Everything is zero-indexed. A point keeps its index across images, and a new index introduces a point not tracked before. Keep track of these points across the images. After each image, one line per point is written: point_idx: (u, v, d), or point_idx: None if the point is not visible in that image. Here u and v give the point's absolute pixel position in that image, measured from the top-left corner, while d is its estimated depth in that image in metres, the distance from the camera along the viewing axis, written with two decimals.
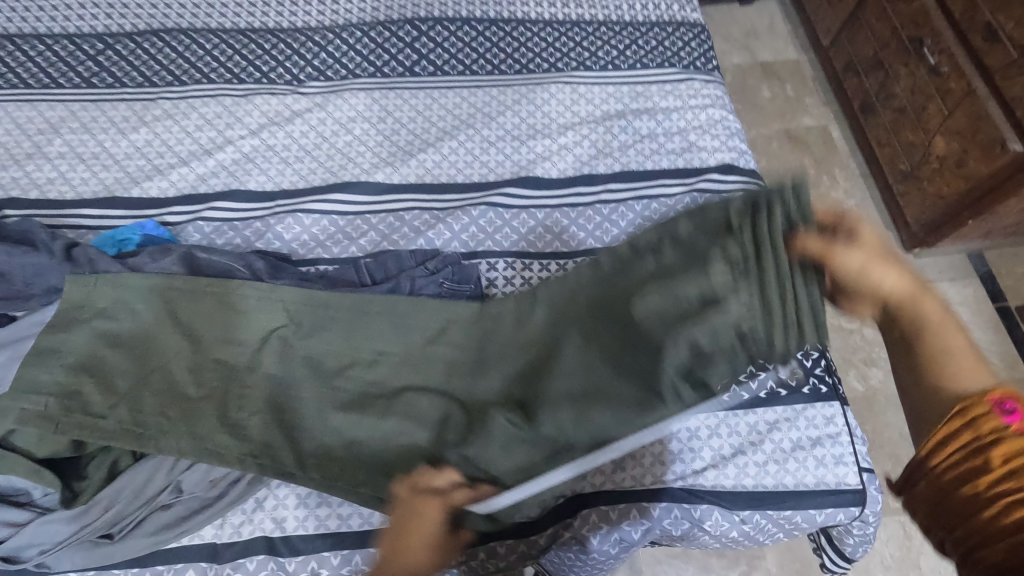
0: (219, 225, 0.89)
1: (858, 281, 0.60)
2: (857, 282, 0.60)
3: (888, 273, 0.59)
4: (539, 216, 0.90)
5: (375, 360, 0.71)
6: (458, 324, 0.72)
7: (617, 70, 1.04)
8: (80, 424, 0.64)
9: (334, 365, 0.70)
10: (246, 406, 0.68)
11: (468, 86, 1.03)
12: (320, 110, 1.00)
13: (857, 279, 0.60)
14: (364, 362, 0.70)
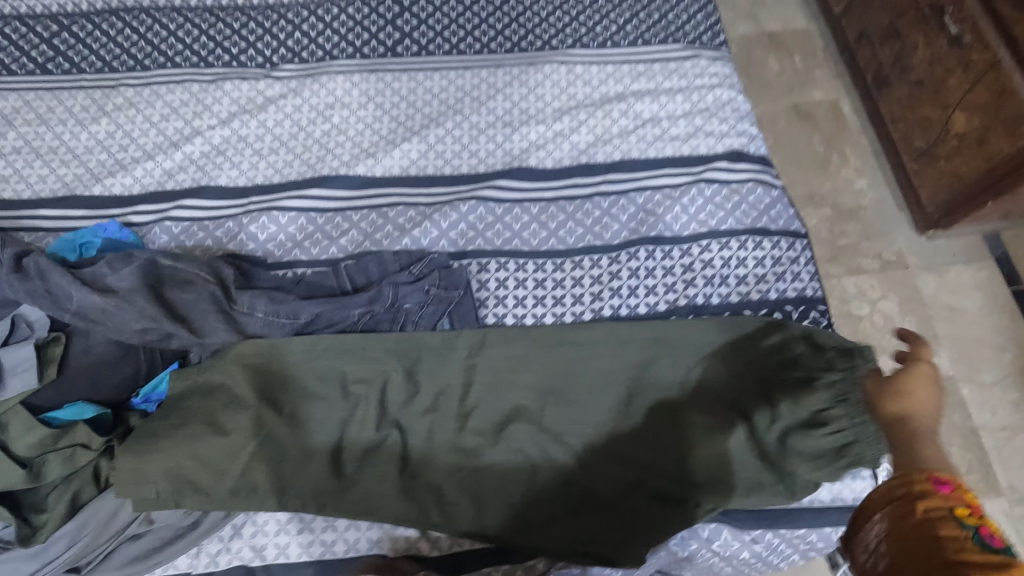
0: (189, 225, 0.83)
1: (898, 394, 0.55)
2: (903, 399, 0.54)
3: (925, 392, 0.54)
4: (533, 210, 0.83)
5: (406, 404, 0.68)
6: (500, 361, 0.71)
7: (616, 47, 0.96)
8: (176, 479, 0.61)
9: (352, 406, 0.67)
10: (235, 438, 0.63)
11: (455, 67, 0.95)
12: (295, 96, 0.93)
13: (896, 387, 0.55)
14: (391, 403, 0.68)
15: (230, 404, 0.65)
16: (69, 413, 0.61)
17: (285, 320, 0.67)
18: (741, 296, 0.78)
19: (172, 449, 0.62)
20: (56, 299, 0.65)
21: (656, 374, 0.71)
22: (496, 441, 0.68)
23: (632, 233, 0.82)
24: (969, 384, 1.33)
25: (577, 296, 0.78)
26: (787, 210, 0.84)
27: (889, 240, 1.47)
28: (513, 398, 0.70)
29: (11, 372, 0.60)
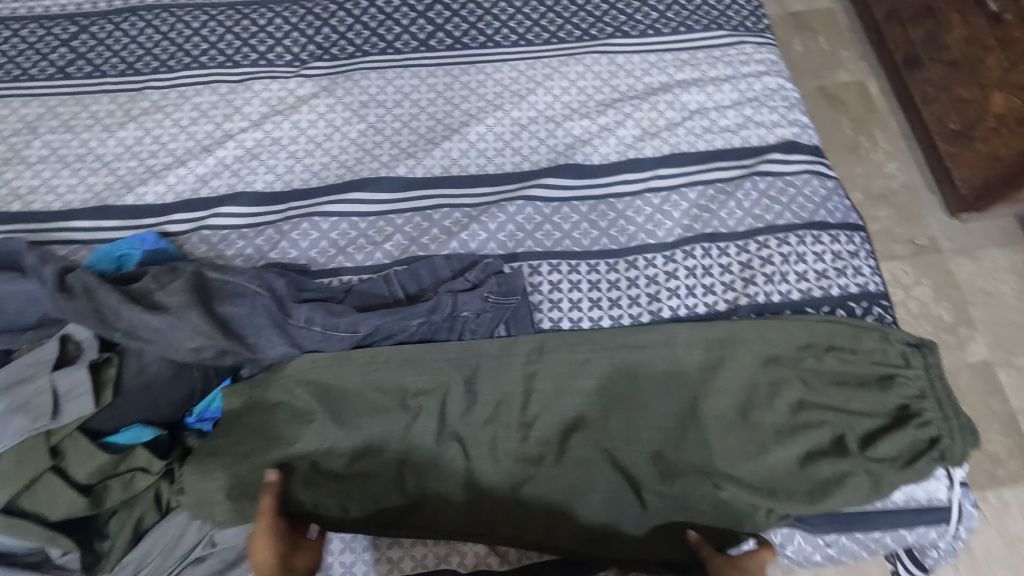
0: (228, 233, 0.80)
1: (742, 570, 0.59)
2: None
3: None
4: (583, 208, 0.81)
5: (468, 414, 0.66)
6: (562, 366, 0.69)
7: (658, 36, 0.92)
8: (240, 496, 0.60)
9: (415, 420, 0.65)
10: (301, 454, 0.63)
11: (492, 61, 0.91)
12: (327, 95, 0.90)
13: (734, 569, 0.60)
14: (452, 415, 0.66)
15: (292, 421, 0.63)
16: (128, 436, 0.60)
17: (344, 333, 0.65)
18: (802, 293, 0.76)
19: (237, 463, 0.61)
20: (104, 318, 0.62)
21: (724, 378, 0.69)
22: (563, 452, 0.66)
23: (686, 230, 0.79)
24: (1007, 369, 1.32)
25: (634, 297, 0.76)
26: (843, 202, 0.82)
27: (922, 224, 1.45)
28: (577, 406, 0.68)
29: (66, 397, 0.57)
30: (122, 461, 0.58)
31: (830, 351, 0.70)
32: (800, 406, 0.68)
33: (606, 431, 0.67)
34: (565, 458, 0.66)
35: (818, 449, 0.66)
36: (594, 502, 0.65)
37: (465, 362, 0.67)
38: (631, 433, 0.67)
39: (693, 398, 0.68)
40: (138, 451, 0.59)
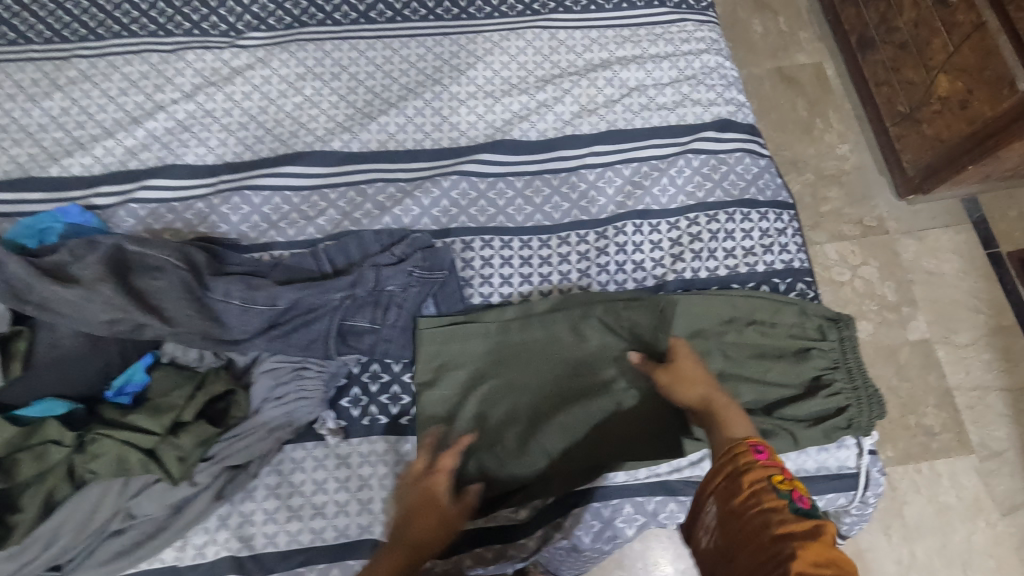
0: (156, 207, 0.79)
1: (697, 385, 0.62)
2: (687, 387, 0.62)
3: (690, 385, 0.62)
4: (518, 184, 0.81)
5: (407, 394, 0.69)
6: (496, 344, 0.70)
7: (600, 12, 0.92)
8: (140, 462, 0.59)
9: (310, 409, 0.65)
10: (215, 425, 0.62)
11: (432, 34, 0.90)
12: (263, 67, 0.88)
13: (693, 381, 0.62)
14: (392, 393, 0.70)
15: (202, 391, 0.63)
16: (40, 408, 0.59)
17: (263, 306, 0.64)
18: (729, 269, 0.77)
19: (141, 430, 0.60)
20: (14, 292, 0.61)
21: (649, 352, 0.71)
22: (491, 426, 0.67)
23: (619, 207, 0.80)
24: (946, 346, 1.36)
25: (565, 272, 0.76)
26: (774, 180, 0.83)
27: (871, 206, 1.48)
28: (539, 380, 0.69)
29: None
30: (35, 433, 0.58)
31: (751, 324, 0.73)
32: (719, 377, 0.70)
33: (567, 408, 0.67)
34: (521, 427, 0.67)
35: None
36: (541, 472, 0.66)
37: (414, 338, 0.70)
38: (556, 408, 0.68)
39: (635, 373, 0.69)
40: (53, 423, 0.58)
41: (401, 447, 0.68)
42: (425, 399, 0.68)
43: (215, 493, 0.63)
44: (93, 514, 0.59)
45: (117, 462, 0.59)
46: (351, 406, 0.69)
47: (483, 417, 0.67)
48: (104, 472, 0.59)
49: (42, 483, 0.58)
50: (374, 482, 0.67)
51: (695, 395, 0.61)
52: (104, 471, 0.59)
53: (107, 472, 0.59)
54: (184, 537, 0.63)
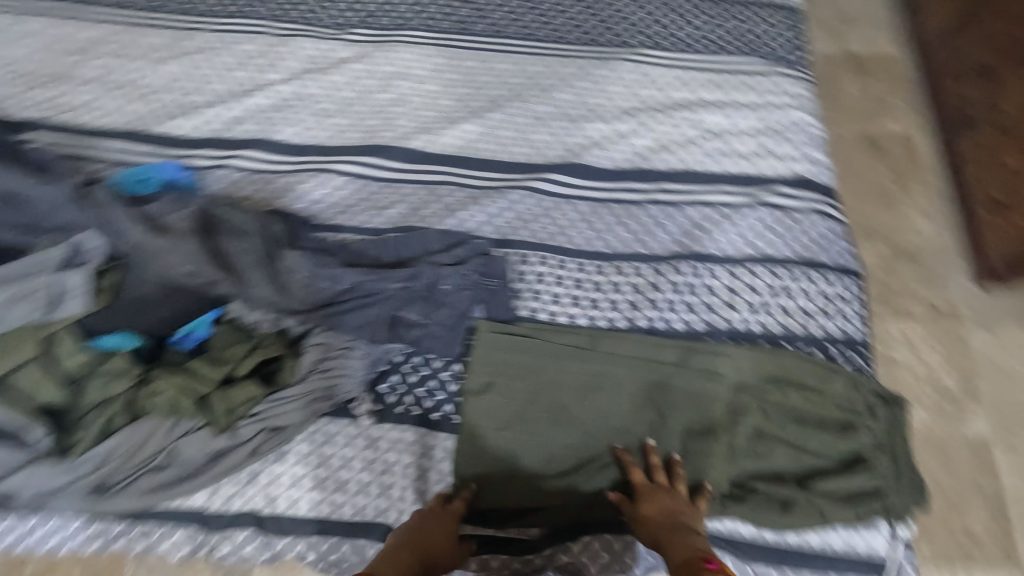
0: (244, 175, 0.85)
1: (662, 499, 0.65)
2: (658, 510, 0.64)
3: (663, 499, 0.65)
4: (583, 208, 0.82)
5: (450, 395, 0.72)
6: (541, 365, 0.72)
7: (692, 54, 0.93)
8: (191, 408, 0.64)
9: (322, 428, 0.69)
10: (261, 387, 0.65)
11: (525, 53, 0.94)
12: (363, 62, 0.93)
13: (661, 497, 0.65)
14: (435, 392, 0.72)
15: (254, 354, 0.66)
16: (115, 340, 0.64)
17: (325, 284, 0.68)
18: (783, 327, 0.76)
19: (195, 379, 0.64)
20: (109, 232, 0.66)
21: (686, 397, 0.71)
22: (522, 444, 0.69)
23: (680, 246, 0.80)
24: (1005, 450, 1.28)
25: (615, 302, 0.77)
26: (844, 246, 0.81)
27: (944, 288, 1.41)
28: (585, 409, 0.70)
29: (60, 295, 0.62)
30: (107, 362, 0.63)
31: (796, 387, 0.71)
32: (756, 435, 0.69)
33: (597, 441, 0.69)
34: (556, 450, 0.69)
35: (764, 477, 0.68)
36: (561, 498, 0.68)
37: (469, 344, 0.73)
38: (588, 439, 0.70)
39: (668, 418, 0.70)
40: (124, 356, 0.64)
41: (427, 441, 0.70)
42: (465, 405, 0.71)
43: (247, 449, 0.66)
44: (138, 446, 0.64)
45: (172, 404, 0.64)
46: (387, 391, 0.71)
47: (516, 433, 0.69)
48: (160, 409, 0.64)
49: (103, 409, 0.63)
50: (397, 469, 0.69)
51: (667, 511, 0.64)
52: (159, 407, 0.64)
53: (161, 411, 0.64)
54: (215, 485, 0.67)
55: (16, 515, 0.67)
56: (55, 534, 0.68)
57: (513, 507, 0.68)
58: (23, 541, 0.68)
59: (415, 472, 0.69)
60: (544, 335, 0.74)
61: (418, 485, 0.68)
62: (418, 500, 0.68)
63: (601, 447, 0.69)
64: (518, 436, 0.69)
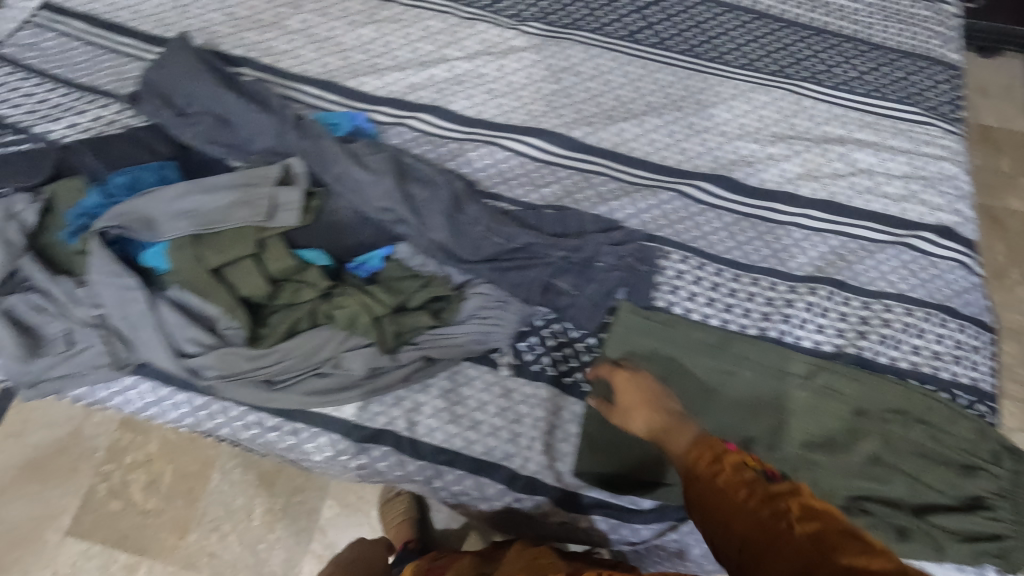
0: (418, 135, 0.93)
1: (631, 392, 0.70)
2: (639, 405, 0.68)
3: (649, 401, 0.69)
4: (727, 219, 0.87)
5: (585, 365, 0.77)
6: (674, 353, 0.77)
7: (849, 94, 0.96)
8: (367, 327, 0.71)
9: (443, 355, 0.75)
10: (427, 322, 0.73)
11: (687, 68, 0.99)
12: (535, 52, 1.00)
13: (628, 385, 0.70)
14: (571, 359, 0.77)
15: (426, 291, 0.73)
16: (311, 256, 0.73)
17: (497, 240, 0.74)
18: (911, 364, 0.77)
19: (376, 302, 0.71)
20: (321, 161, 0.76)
21: (808, 411, 0.74)
22: None
23: (817, 270, 0.83)
24: None
25: (747, 310, 0.81)
26: (981, 300, 0.82)
27: None
28: (711, 403, 0.75)
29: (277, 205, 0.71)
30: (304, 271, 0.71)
31: (921, 423, 0.72)
32: (875, 460, 0.71)
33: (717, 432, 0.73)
34: None
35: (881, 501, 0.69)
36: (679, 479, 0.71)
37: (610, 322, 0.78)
38: (709, 428, 0.73)
39: (788, 425, 0.73)
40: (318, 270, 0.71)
41: (558, 402, 0.75)
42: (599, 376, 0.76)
43: (401, 373, 0.73)
44: (313, 351, 0.71)
45: (351, 320, 0.71)
46: (527, 350, 0.77)
47: None
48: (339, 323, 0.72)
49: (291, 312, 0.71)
50: (526, 421, 0.74)
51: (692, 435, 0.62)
52: (339, 320, 0.71)
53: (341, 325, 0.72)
54: (366, 401, 0.74)
55: (190, 392, 0.77)
56: (219, 416, 0.77)
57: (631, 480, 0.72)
58: (191, 416, 0.77)
59: (542, 427, 0.74)
60: (678, 327, 0.78)
61: (544, 440, 0.73)
62: (543, 453, 0.73)
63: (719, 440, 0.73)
64: None
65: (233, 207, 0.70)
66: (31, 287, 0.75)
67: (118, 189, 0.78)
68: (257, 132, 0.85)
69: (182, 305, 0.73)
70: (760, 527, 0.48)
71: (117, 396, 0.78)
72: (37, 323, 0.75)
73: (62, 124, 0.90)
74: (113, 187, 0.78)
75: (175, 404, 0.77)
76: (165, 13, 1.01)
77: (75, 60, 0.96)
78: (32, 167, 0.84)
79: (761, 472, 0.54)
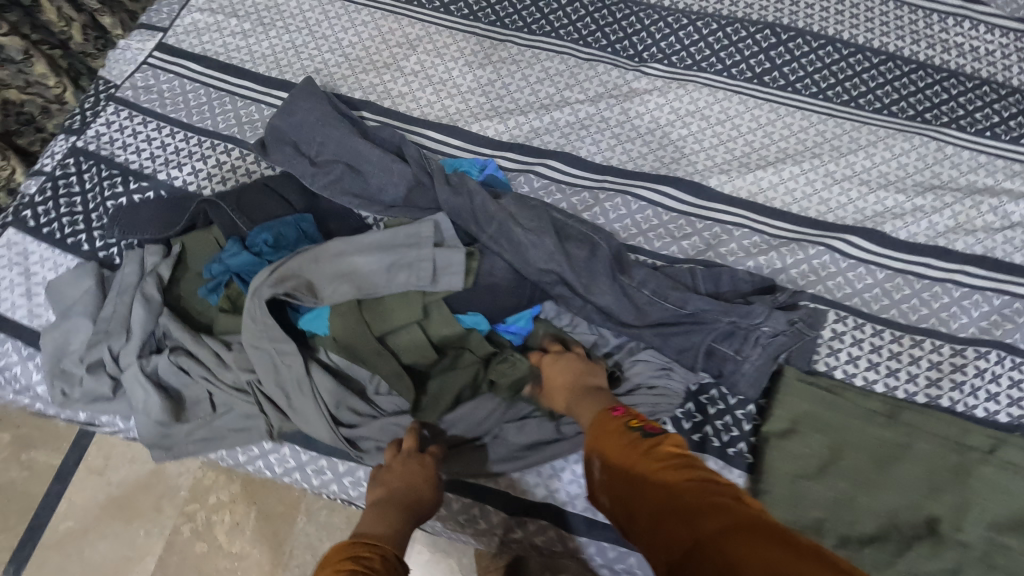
0: (548, 183, 0.90)
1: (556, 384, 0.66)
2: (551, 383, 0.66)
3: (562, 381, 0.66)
4: (879, 275, 0.83)
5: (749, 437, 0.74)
6: (846, 426, 0.72)
7: (993, 140, 0.92)
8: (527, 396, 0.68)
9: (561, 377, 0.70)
10: None
11: (819, 112, 0.95)
12: (660, 94, 0.97)
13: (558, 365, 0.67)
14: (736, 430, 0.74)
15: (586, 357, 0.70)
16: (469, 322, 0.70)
17: (668, 303, 0.72)
18: None
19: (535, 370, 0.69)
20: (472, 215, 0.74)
21: (997, 489, 0.69)
22: (823, 498, 0.69)
23: (983, 332, 0.79)
24: None
25: (913, 375, 0.77)
26: None
27: None
28: (890, 479, 0.70)
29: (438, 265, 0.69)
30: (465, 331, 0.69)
31: None
32: None
33: (900, 511, 0.68)
34: (859, 515, 0.68)
35: None
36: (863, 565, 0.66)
37: (780, 389, 0.74)
38: (892, 507, 0.68)
39: (978, 506, 0.68)
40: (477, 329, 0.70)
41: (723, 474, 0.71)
42: (767, 447, 0.72)
43: (567, 442, 0.69)
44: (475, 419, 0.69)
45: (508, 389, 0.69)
46: (683, 419, 0.74)
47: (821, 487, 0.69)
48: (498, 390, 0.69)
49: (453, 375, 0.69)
50: None
51: (590, 403, 0.62)
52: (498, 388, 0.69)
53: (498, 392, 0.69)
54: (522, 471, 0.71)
55: (333, 458, 0.74)
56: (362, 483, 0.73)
57: None
58: (334, 483, 0.74)
59: None
60: (846, 394, 0.74)
61: None
62: None
63: (903, 520, 0.68)
64: (820, 490, 0.69)
65: (395, 272, 0.69)
66: (173, 347, 0.73)
67: (260, 245, 0.75)
68: (390, 181, 0.82)
69: (334, 370, 0.70)
70: (671, 510, 0.46)
71: (256, 460, 0.75)
72: (179, 385, 0.72)
73: (187, 170, 0.89)
74: (255, 242, 0.76)
75: (318, 469, 0.74)
76: (278, 54, 0.99)
77: (193, 103, 0.94)
78: (161, 216, 0.82)
79: (640, 429, 0.54)
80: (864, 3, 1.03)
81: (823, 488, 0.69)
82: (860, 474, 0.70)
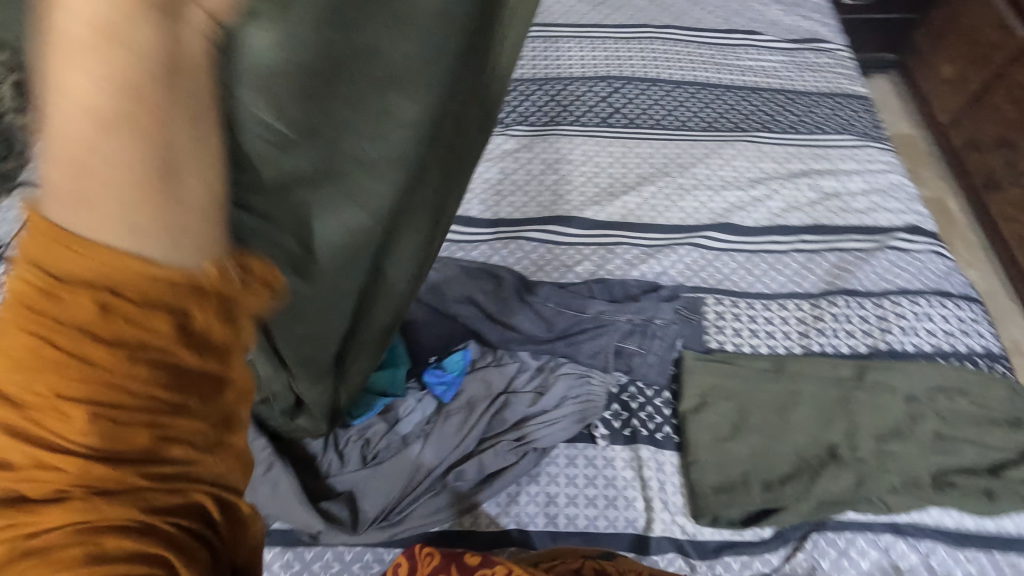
0: (448, 245, 0.99)
1: None
2: None
3: None
4: (740, 258, 0.98)
5: (673, 417, 0.83)
6: (748, 385, 0.84)
7: (796, 134, 1.13)
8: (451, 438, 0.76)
9: None
10: (522, 413, 0.78)
11: (660, 139, 1.13)
12: (528, 151, 1.11)
13: None
14: (660, 414, 0.83)
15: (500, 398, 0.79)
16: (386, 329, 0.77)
17: (572, 312, 0.84)
18: (933, 346, 0.89)
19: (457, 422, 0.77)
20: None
21: (871, 408, 0.82)
22: (743, 451, 0.79)
23: (830, 284, 0.95)
24: None
25: (786, 333, 0.90)
26: (963, 279, 0.96)
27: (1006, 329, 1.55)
28: (790, 421, 0.81)
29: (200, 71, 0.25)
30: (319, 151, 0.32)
31: (963, 394, 0.83)
32: (939, 437, 0.80)
33: (805, 445, 0.79)
34: (774, 459, 0.78)
35: (956, 468, 0.78)
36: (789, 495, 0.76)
37: (686, 369, 0.84)
38: (796, 442, 0.79)
39: (860, 424, 0.81)
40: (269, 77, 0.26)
41: (658, 457, 0.80)
42: (686, 421, 0.81)
43: (510, 460, 0.76)
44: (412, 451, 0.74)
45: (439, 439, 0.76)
46: (613, 418, 0.82)
47: (739, 443, 0.80)
48: (441, 436, 0.76)
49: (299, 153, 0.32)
50: (636, 483, 0.78)
51: None
52: (441, 434, 0.76)
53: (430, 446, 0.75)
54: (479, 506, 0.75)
55: (298, 547, 0.73)
56: (333, 564, 0.73)
57: (748, 508, 0.75)
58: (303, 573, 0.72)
59: (649, 484, 0.78)
60: (739, 361, 0.86)
61: (657, 497, 0.77)
62: (661, 509, 0.76)
63: (810, 450, 0.79)
64: (739, 446, 0.79)
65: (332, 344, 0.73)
66: None
67: None
68: None
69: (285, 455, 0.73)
70: None
71: None
72: None
73: None
74: None
75: (285, 564, 0.72)
76: None
77: None
78: None
79: None
80: (673, 48, 1.25)
81: (741, 442, 0.80)
82: (765, 423, 0.81)
